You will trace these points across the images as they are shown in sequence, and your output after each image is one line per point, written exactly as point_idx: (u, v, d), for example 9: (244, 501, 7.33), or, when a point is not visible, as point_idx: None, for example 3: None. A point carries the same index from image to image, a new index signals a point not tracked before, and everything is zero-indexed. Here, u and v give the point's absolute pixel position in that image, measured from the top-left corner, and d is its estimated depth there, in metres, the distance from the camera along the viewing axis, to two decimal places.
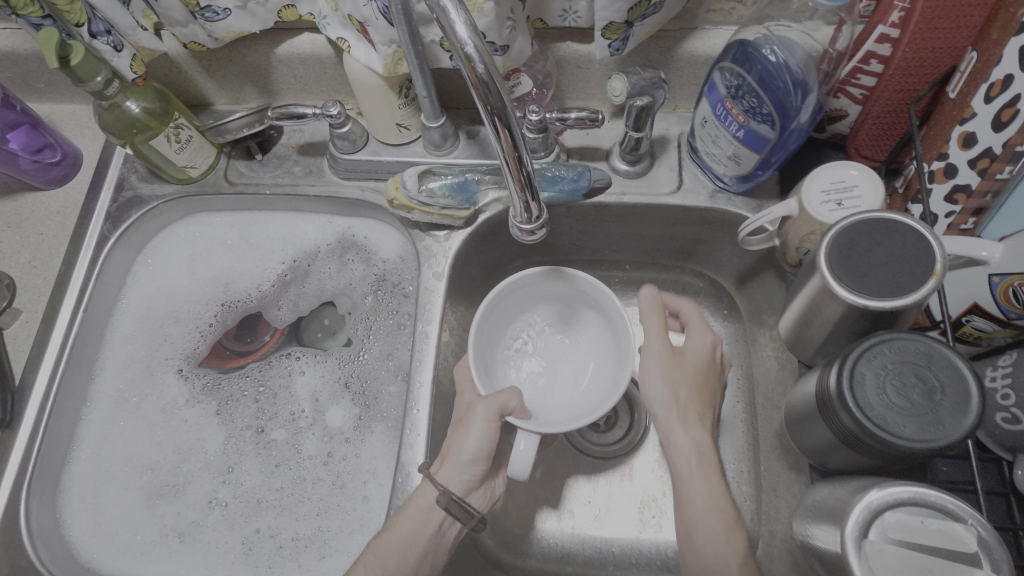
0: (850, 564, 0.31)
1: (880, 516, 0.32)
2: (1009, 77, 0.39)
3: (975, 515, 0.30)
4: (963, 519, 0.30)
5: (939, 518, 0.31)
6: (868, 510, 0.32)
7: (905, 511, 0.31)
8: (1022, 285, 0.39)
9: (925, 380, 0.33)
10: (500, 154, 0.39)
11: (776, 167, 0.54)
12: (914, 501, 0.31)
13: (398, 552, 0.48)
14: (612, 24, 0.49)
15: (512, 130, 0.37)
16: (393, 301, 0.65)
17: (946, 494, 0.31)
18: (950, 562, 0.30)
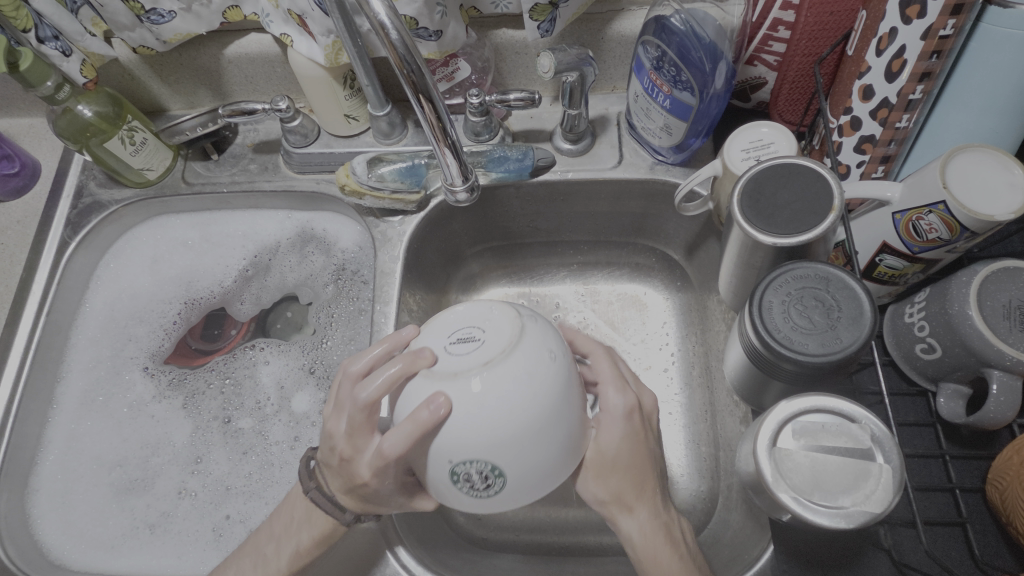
0: (764, 469, 0.35)
1: (789, 426, 0.36)
2: (893, 31, 0.43)
3: (868, 416, 0.35)
4: (858, 420, 0.35)
5: (838, 422, 0.35)
6: (778, 421, 0.36)
7: (809, 420, 0.36)
8: (920, 219, 0.42)
9: (824, 301, 0.36)
10: (426, 126, 0.42)
11: (706, 134, 0.57)
12: (818, 410, 0.36)
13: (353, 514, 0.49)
14: (538, 6, 0.52)
15: (434, 103, 0.40)
16: (353, 288, 0.66)
17: (844, 401, 0.36)
18: (848, 459, 0.34)
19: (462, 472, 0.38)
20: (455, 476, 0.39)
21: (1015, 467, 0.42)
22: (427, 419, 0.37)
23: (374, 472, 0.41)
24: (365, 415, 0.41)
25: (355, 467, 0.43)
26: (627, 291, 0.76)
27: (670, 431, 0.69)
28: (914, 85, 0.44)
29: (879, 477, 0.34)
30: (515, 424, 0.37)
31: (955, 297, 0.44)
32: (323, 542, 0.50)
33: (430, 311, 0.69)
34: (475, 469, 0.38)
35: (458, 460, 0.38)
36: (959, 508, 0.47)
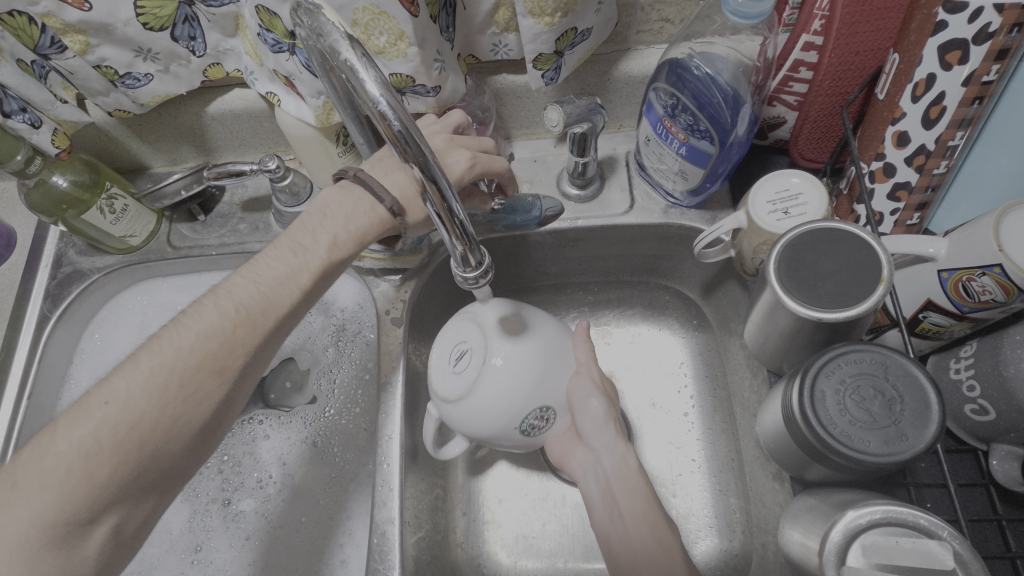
0: None
1: (856, 540, 0.33)
2: (931, 77, 0.39)
3: (948, 530, 0.32)
4: (937, 536, 0.32)
5: (912, 536, 0.32)
6: (843, 535, 0.33)
7: (878, 533, 0.33)
8: (971, 279, 0.39)
9: (884, 392, 0.33)
10: (429, 206, 0.36)
11: (724, 178, 0.54)
12: (889, 521, 0.33)
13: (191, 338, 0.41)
14: (542, 56, 0.48)
15: (437, 181, 0.35)
16: (355, 351, 0.62)
17: (919, 510, 0.33)
18: None
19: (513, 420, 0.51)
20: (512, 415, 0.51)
21: None
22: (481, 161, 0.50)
23: (351, 229, 0.47)
24: (444, 142, 0.49)
25: (312, 247, 0.46)
26: (642, 329, 0.73)
27: (693, 481, 0.65)
28: (953, 131, 0.41)
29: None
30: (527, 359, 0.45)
31: (1009, 358, 0.41)
32: (152, 387, 0.39)
33: None
34: (535, 416, 0.46)
35: (521, 423, 0.46)
36: None
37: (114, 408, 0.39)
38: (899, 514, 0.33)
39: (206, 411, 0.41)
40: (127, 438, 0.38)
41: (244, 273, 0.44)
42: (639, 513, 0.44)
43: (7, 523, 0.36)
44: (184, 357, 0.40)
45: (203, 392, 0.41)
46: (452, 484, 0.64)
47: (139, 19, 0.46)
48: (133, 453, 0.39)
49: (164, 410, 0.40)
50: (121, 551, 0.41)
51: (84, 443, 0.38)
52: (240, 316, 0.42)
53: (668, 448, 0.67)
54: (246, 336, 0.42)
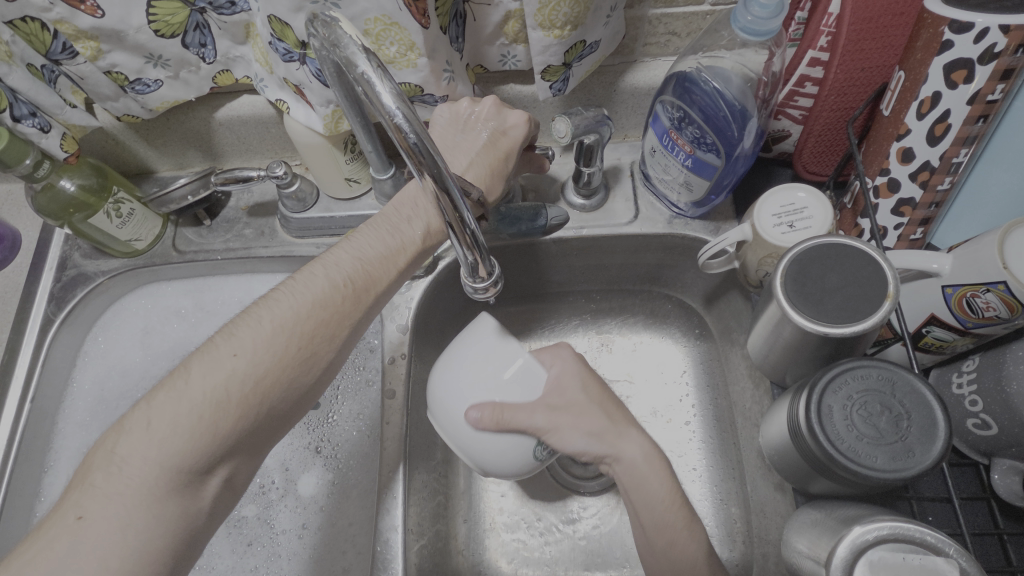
0: None
1: (862, 556, 0.33)
2: (936, 95, 0.40)
3: (955, 547, 0.32)
4: (944, 553, 0.32)
5: (920, 553, 0.32)
6: (849, 550, 0.33)
7: (887, 549, 0.33)
8: (975, 295, 0.39)
9: (892, 408, 0.33)
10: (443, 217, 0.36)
11: (729, 191, 0.54)
12: (897, 538, 0.33)
13: (296, 304, 0.44)
14: (550, 67, 0.48)
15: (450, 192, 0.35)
16: (359, 357, 0.62)
17: (926, 527, 0.33)
18: None
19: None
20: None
21: None
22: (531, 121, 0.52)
23: (438, 215, 0.51)
24: (495, 105, 0.50)
25: (408, 229, 0.50)
26: (645, 338, 0.73)
27: (696, 490, 0.66)
28: (957, 148, 0.41)
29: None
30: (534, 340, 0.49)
31: (1012, 374, 0.41)
32: (272, 349, 0.42)
33: None
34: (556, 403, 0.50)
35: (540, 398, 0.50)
36: None
37: (235, 368, 0.41)
38: (906, 531, 0.33)
39: (315, 374, 0.44)
40: (251, 394, 0.41)
41: (345, 247, 0.48)
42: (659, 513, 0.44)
43: (134, 469, 0.38)
44: (301, 321, 0.43)
45: (329, 345, 0.45)
46: (454, 490, 0.64)
47: (151, 26, 0.46)
48: (254, 407, 0.41)
49: (283, 368, 0.42)
50: (228, 503, 0.42)
51: (214, 393, 0.40)
52: (349, 289, 0.46)
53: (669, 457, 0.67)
54: (352, 308, 0.46)
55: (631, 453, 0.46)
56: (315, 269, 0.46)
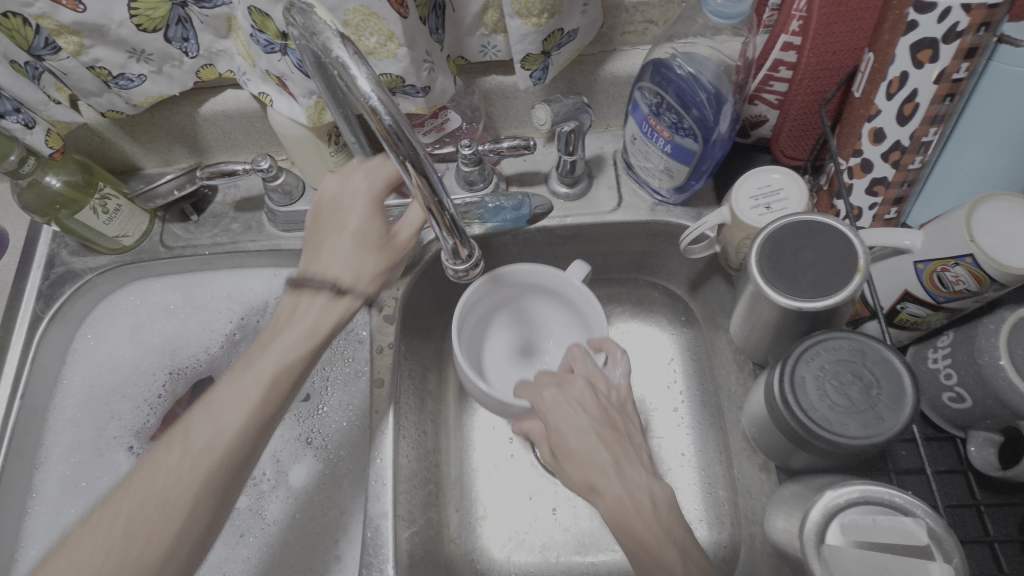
0: (812, 568, 0.33)
1: (834, 520, 0.34)
2: (904, 75, 0.41)
3: (922, 507, 0.33)
4: (911, 513, 0.33)
5: (889, 515, 0.33)
6: (822, 515, 0.34)
7: (858, 511, 0.34)
8: (945, 270, 0.40)
9: (862, 377, 0.34)
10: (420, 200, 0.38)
11: (708, 175, 0.55)
12: (866, 501, 0.34)
13: (183, 442, 0.40)
14: (529, 56, 0.49)
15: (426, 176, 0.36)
16: (348, 348, 0.63)
17: (894, 489, 0.34)
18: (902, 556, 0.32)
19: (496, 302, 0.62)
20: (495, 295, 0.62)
21: None
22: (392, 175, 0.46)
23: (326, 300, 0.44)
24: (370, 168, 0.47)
25: (301, 321, 0.44)
26: (633, 326, 0.74)
27: (685, 474, 0.66)
28: (926, 127, 0.42)
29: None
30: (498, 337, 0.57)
31: (984, 347, 0.42)
32: (163, 499, 0.39)
33: (429, 365, 0.66)
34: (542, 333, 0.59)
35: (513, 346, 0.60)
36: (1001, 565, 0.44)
37: (133, 513, 0.38)
38: (875, 494, 0.34)
39: (209, 511, 0.40)
40: (145, 545, 0.38)
41: (230, 373, 0.43)
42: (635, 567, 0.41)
43: None
44: (188, 464, 0.39)
45: (247, 458, 0.42)
46: (446, 479, 0.65)
47: (133, 21, 0.47)
48: (173, 552, 0.39)
49: (182, 510, 0.39)
50: None
51: (116, 542, 0.37)
52: (244, 408, 0.41)
53: (657, 443, 0.68)
54: (246, 426, 0.41)
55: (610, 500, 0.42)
56: (201, 408, 0.42)
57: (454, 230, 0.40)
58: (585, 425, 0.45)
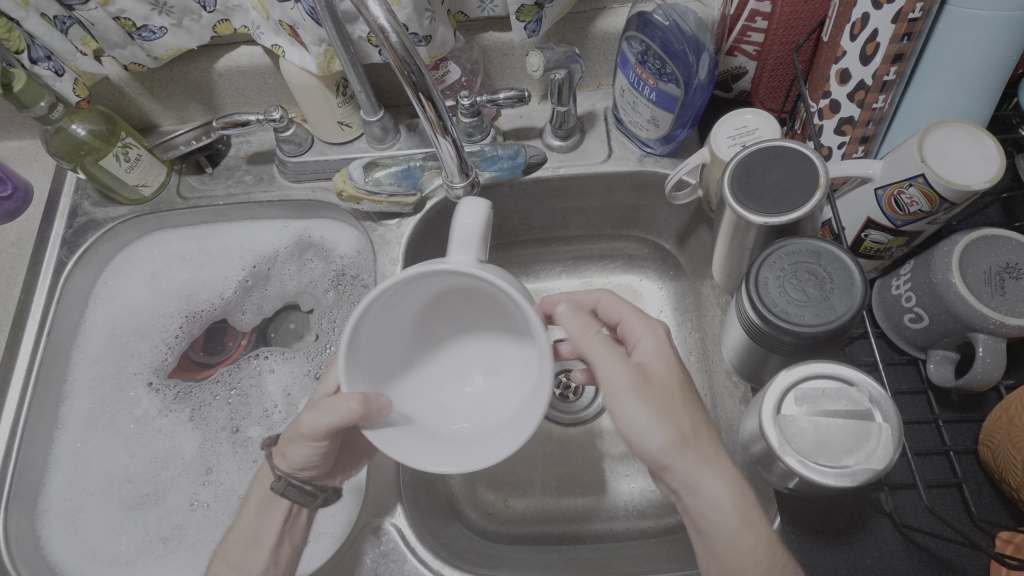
0: (768, 433, 0.37)
1: (790, 394, 0.38)
2: (865, 16, 0.45)
3: (865, 377, 0.37)
4: (855, 382, 0.37)
5: (837, 386, 0.37)
6: (780, 390, 0.38)
7: (811, 386, 0.38)
8: (901, 193, 0.44)
9: (817, 274, 0.38)
10: (427, 124, 0.46)
11: (692, 124, 0.59)
12: (818, 376, 0.38)
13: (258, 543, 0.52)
14: (523, 7, 0.53)
15: (434, 102, 0.44)
16: (354, 293, 0.67)
17: (843, 365, 0.38)
18: (849, 421, 0.36)
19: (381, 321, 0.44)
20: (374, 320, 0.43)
21: (1003, 427, 0.45)
22: (369, 404, 0.40)
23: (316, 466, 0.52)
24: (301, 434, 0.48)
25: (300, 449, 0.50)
26: (624, 281, 0.78)
27: None
28: (888, 66, 0.46)
29: (879, 435, 0.36)
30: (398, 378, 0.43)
31: (938, 267, 0.46)
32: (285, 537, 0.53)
33: None
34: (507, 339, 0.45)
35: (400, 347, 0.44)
36: (955, 471, 0.49)
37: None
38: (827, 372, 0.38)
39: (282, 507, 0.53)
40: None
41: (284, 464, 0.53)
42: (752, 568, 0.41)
43: None
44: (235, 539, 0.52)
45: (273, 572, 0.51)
46: None
47: None
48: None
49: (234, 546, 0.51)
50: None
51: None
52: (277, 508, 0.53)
53: None
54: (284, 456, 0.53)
55: (716, 497, 0.42)
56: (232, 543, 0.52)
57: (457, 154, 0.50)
58: (674, 400, 0.44)
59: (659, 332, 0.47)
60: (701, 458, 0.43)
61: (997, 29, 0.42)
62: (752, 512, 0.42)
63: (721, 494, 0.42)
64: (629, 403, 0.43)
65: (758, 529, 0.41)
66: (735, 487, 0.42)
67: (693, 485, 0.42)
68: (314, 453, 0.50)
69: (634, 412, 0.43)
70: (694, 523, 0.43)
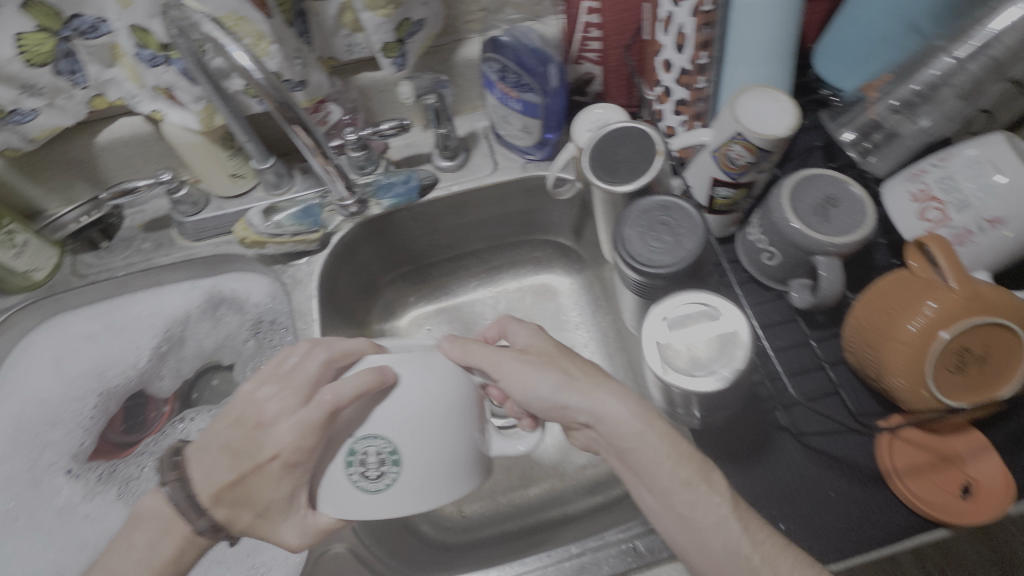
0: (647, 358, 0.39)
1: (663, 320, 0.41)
2: (670, 14, 0.54)
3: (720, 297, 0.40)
4: (711, 300, 0.40)
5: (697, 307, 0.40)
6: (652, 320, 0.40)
7: (678, 311, 0.41)
8: (728, 151, 0.52)
9: (668, 223, 0.44)
10: (304, 148, 0.53)
11: (559, 127, 0.67)
12: (682, 303, 0.41)
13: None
14: (387, 44, 0.58)
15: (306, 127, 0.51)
16: (274, 338, 0.68)
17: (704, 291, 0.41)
18: (713, 336, 0.39)
19: (375, 440, 0.41)
20: (397, 456, 0.41)
21: (859, 332, 0.53)
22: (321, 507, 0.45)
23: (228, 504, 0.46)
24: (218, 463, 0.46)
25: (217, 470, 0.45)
26: (535, 281, 0.84)
27: None
28: (699, 52, 0.55)
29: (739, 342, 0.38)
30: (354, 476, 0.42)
31: (775, 208, 0.55)
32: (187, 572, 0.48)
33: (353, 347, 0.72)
34: (373, 449, 0.41)
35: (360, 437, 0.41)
36: (833, 380, 0.56)
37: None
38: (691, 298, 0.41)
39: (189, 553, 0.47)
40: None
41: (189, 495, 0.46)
42: (663, 464, 0.42)
43: None
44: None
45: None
46: None
47: (20, 57, 0.51)
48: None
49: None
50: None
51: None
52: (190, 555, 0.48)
53: None
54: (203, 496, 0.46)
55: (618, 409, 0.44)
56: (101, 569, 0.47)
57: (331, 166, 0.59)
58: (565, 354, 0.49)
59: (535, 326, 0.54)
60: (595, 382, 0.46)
61: (772, 12, 0.52)
62: (652, 417, 0.44)
63: (617, 405, 0.44)
64: (512, 368, 0.48)
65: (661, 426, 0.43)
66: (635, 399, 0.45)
67: (592, 412, 0.45)
68: (228, 465, 0.45)
69: (539, 377, 0.47)
70: (613, 445, 0.45)
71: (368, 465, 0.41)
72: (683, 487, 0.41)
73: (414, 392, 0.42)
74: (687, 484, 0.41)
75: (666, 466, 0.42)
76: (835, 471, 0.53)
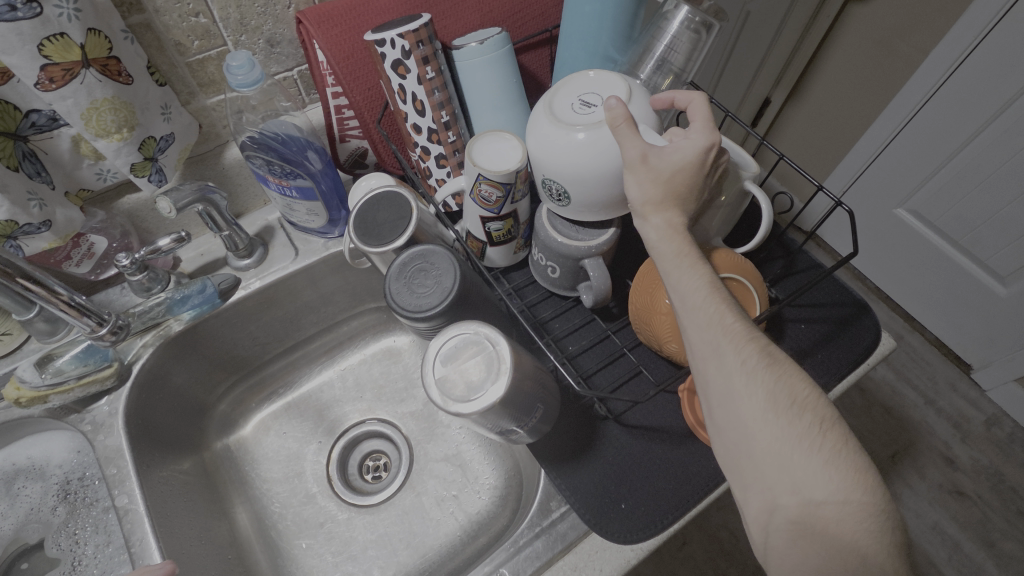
0: (431, 393, 0.42)
1: (438, 358, 0.43)
2: (401, 86, 0.60)
3: (478, 325, 0.45)
4: (473, 328, 0.45)
5: (463, 333, 0.44)
6: (431, 357, 0.43)
7: (450, 345, 0.44)
8: (479, 192, 0.57)
9: (426, 270, 0.48)
10: (35, 296, 0.51)
11: (340, 202, 0.70)
12: (453, 336, 0.44)
13: None
14: (136, 163, 0.58)
15: (25, 273, 0.49)
16: (86, 496, 0.61)
17: (468, 324, 0.45)
18: (480, 358, 0.43)
19: (553, 182, 0.52)
20: (569, 196, 0.53)
21: (638, 315, 0.60)
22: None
23: None
24: None
25: None
26: (377, 348, 0.86)
27: (462, 436, 0.78)
28: (437, 112, 0.62)
29: (500, 355, 0.43)
30: (567, 172, 0.50)
31: (540, 230, 0.61)
32: None
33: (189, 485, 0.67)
34: (554, 185, 0.53)
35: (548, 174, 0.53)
36: (635, 361, 0.63)
37: None
38: (461, 330, 0.45)
39: None
40: None
41: None
42: (703, 332, 0.40)
43: None
44: None
45: None
46: (258, 568, 0.67)
47: None
48: None
49: None
50: None
51: None
52: None
53: (437, 436, 0.78)
54: None
55: (691, 288, 0.41)
56: None
57: (88, 313, 0.57)
58: (657, 185, 0.44)
59: (700, 145, 0.44)
60: (649, 209, 0.45)
61: (485, 70, 0.61)
62: (690, 263, 0.42)
63: (659, 227, 0.44)
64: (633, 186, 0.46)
65: (729, 310, 0.40)
66: (664, 221, 0.44)
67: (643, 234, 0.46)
68: None
69: (637, 188, 0.45)
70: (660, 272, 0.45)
71: (554, 190, 0.54)
72: (720, 380, 0.39)
73: (551, 147, 0.51)
74: (740, 367, 0.38)
75: (697, 315, 0.40)
76: (655, 440, 0.59)
